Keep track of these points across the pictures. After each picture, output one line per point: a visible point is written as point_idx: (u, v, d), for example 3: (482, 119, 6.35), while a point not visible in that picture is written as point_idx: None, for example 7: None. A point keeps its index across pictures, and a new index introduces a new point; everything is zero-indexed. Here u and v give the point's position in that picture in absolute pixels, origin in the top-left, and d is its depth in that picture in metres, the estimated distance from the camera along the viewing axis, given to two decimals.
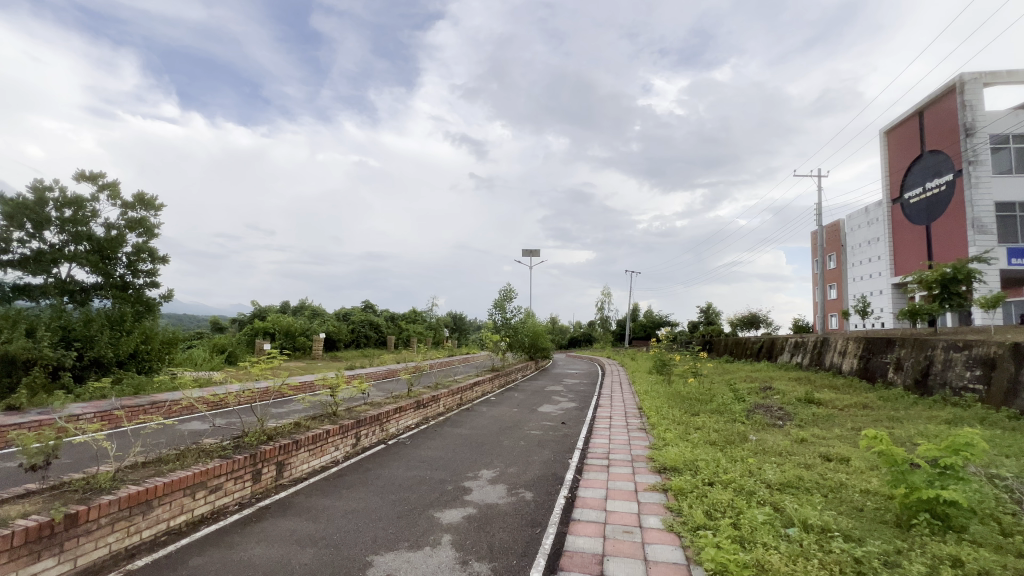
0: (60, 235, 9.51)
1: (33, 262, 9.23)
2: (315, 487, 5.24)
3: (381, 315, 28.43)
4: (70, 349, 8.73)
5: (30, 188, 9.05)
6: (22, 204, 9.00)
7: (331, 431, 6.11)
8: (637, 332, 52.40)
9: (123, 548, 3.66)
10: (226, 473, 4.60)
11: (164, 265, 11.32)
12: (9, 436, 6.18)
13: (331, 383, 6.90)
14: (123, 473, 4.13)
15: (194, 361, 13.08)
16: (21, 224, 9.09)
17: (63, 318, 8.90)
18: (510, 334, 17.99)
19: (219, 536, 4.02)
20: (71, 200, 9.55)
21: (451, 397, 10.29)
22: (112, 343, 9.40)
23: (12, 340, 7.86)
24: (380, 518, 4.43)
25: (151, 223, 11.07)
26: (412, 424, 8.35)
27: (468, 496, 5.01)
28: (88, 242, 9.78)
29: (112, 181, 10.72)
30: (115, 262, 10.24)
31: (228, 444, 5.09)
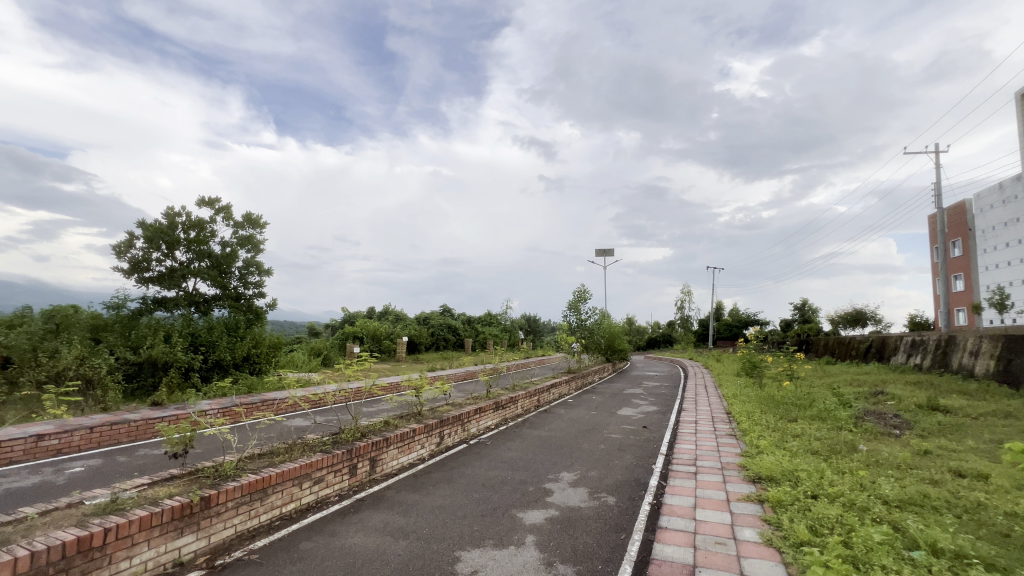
0: (187, 253, 10.94)
1: (167, 278, 10.69)
2: (404, 483, 5.55)
3: (459, 318, 29.44)
4: (197, 352, 10.04)
5: (164, 215, 10.52)
6: (159, 228, 10.49)
7: (418, 430, 6.42)
8: (722, 331, 49.36)
9: (245, 529, 4.14)
10: (327, 466, 5.02)
11: (268, 277, 12.61)
12: (157, 427, 7.23)
13: (415, 383, 7.26)
14: (244, 462, 4.67)
15: (296, 364, 14.42)
16: (158, 246, 10.59)
17: (191, 326, 10.26)
18: (586, 336, 17.78)
19: (323, 523, 4.40)
20: (194, 223, 10.96)
21: (529, 399, 10.39)
22: (230, 347, 10.64)
23: (154, 346, 9.21)
24: (466, 515, 4.59)
25: (257, 239, 12.39)
26: (492, 424, 8.54)
27: (550, 498, 5.03)
28: (209, 258, 11.16)
29: (226, 204, 12.15)
30: (230, 275, 11.58)
31: (328, 440, 5.56)
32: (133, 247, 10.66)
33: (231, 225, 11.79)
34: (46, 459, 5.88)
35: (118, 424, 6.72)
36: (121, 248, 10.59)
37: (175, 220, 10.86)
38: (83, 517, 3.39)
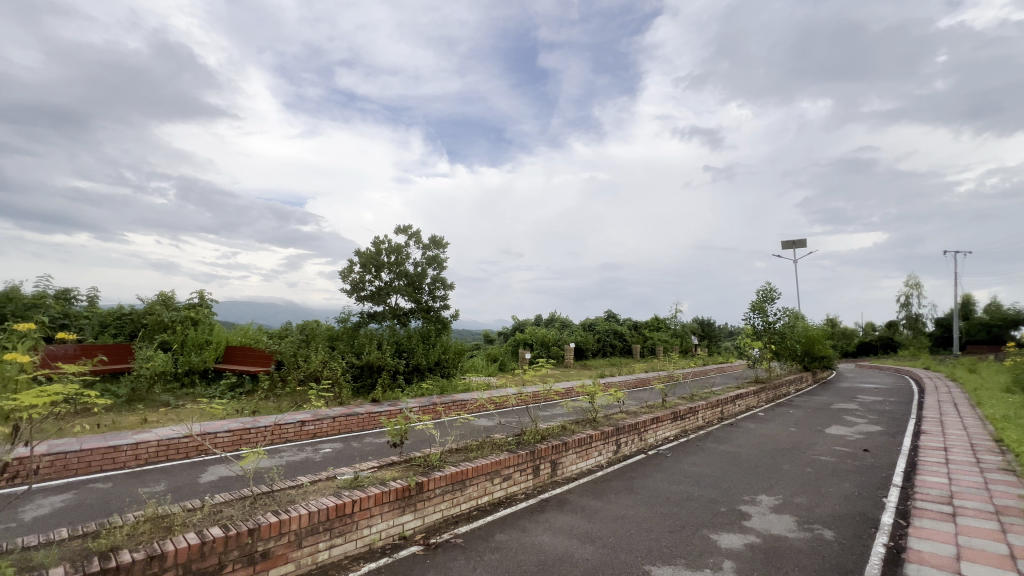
0: (390, 274, 13.02)
1: (376, 295, 12.87)
2: (585, 488, 5.61)
3: (626, 323, 28.77)
4: (402, 358, 11.81)
5: (373, 243, 12.71)
6: (369, 255, 12.75)
7: (594, 436, 6.45)
8: (975, 334, 38.08)
9: (450, 514, 4.70)
10: (514, 465, 5.37)
11: (452, 291, 14.18)
12: (378, 420, 8.72)
13: (589, 390, 7.31)
14: (446, 455, 5.32)
15: (478, 368, 15.85)
16: (369, 269, 12.84)
17: (396, 335, 12.13)
18: (776, 340, 15.57)
19: (514, 518, 4.72)
20: (394, 248, 12.99)
21: (711, 410, 9.55)
22: (425, 353, 12.23)
23: (371, 352, 11.15)
24: (652, 528, 4.43)
25: (441, 258, 14.06)
26: (671, 435, 8.09)
27: (747, 523, 4.53)
28: (406, 277, 13.07)
29: (416, 230, 14.09)
30: (422, 291, 13.34)
31: (513, 440, 5.97)
32: (353, 271, 13.14)
33: (421, 248, 13.62)
34: (308, 440, 7.58)
35: (351, 415, 8.30)
36: (345, 273, 13.12)
37: (380, 247, 13.03)
38: (337, 489, 4.29)
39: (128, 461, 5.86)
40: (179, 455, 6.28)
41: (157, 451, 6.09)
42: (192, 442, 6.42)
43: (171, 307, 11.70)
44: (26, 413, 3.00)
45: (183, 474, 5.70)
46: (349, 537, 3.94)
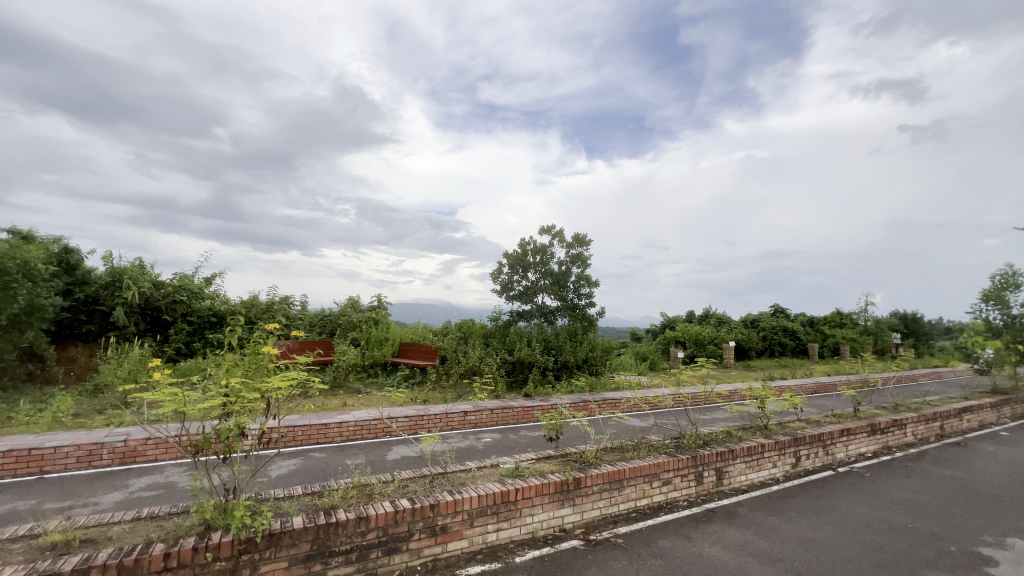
0: (536, 274, 13.46)
1: (524, 295, 13.42)
2: (758, 502, 5.05)
3: (798, 318, 25.05)
4: (550, 355, 12.09)
5: (519, 245, 13.29)
6: (517, 256, 13.36)
7: (767, 445, 5.76)
8: None
9: (609, 513, 4.67)
10: (674, 470, 5.09)
11: (597, 289, 14.06)
12: (531, 414, 9.07)
13: (758, 393, 6.56)
14: (601, 453, 5.29)
15: (626, 367, 15.45)
16: (517, 270, 13.46)
17: (544, 333, 12.47)
18: None
19: (677, 526, 4.48)
20: (539, 248, 13.40)
21: (926, 425, 7.77)
22: (573, 351, 12.33)
23: (521, 349, 11.66)
24: (850, 558, 3.78)
25: (585, 256, 14.05)
26: (867, 452, 6.79)
27: (991, 571, 3.57)
28: (551, 277, 13.35)
29: (559, 229, 14.32)
30: (567, 289, 13.49)
31: (671, 443, 5.67)
32: (502, 272, 13.91)
33: (564, 246, 13.79)
34: (470, 429, 8.25)
35: (506, 408, 8.78)
36: (496, 275, 13.96)
37: (526, 248, 13.55)
38: (501, 476, 4.60)
39: (335, 437, 7.11)
40: (370, 435, 7.40)
41: (354, 430, 7.28)
42: (380, 425, 7.50)
43: (358, 309, 13.94)
44: (274, 393, 3.79)
45: (374, 451, 6.71)
46: (513, 523, 4.18)
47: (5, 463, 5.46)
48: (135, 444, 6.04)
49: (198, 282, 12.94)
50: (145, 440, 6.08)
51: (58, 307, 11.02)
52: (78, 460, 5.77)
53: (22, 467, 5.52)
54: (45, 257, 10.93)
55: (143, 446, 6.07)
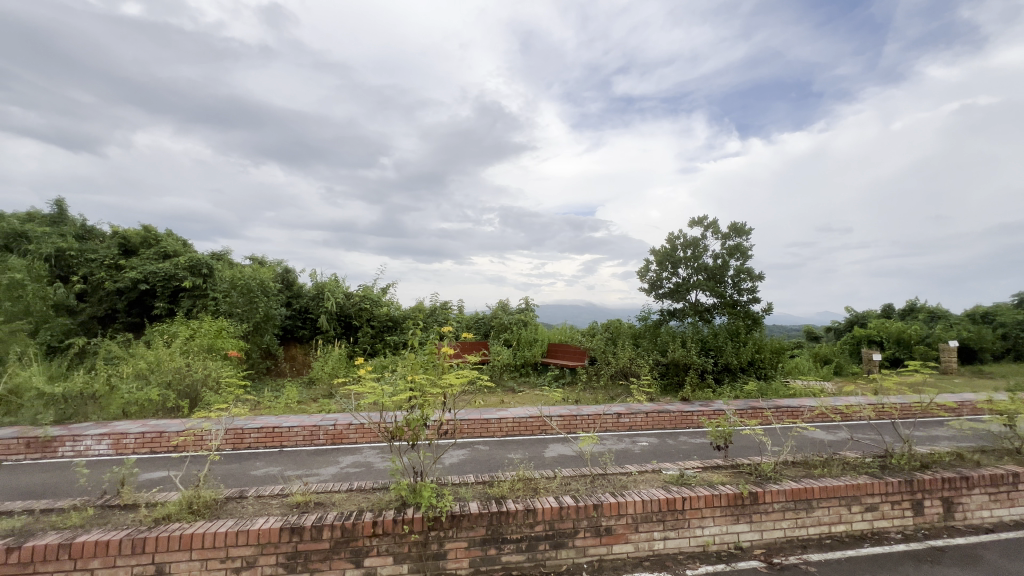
0: (688, 269, 12.59)
1: (675, 292, 12.65)
2: (1012, 548, 3.95)
3: None
4: (709, 356, 11.18)
5: (667, 240, 12.58)
6: (665, 252, 12.68)
7: (1022, 475, 4.47)
8: None
9: (796, 536, 4.13)
10: (881, 494, 4.27)
11: (761, 282, 12.58)
12: (691, 419, 8.49)
13: (1003, 407, 5.12)
14: (782, 467, 4.71)
15: (803, 370, 13.46)
16: (666, 266, 12.76)
17: (700, 333, 11.57)
18: None
19: (889, 562, 3.76)
20: (690, 242, 12.51)
21: None
22: (736, 352, 11.20)
23: (675, 350, 11.01)
24: None
25: (744, 246, 12.69)
26: None
27: None
28: (705, 271, 12.35)
29: (713, 219, 13.18)
30: (725, 284, 12.34)
31: (875, 462, 4.77)
32: (650, 270, 13.32)
33: (719, 238, 12.65)
34: (626, 431, 8.06)
35: (663, 412, 8.37)
36: (643, 273, 13.44)
37: (675, 243, 12.77)
38: (665, 482, 4.41)
39: (496, 432, 7.62)
40: (527, 431, 7.75)
41: (513, 426, 7.70)
42: (536, 423, 7.80)
43: (508, 311, 14.77)
44: (450, 390, 4.23)
45: (533, 448, 7.00)
46: (681, 534, 3.97)
47: (260, 437, 7.10)
48: (342, 428, 7.31)
49: (377, 292, 15.14)
50: (348, 425, 7.32)
51: (283, 316, 13.94)
52: (304, 438, 7.21)
53: (269, 441, 7.10)
54: (273, 277, 13.98)
55: (347, 430, 7.33)
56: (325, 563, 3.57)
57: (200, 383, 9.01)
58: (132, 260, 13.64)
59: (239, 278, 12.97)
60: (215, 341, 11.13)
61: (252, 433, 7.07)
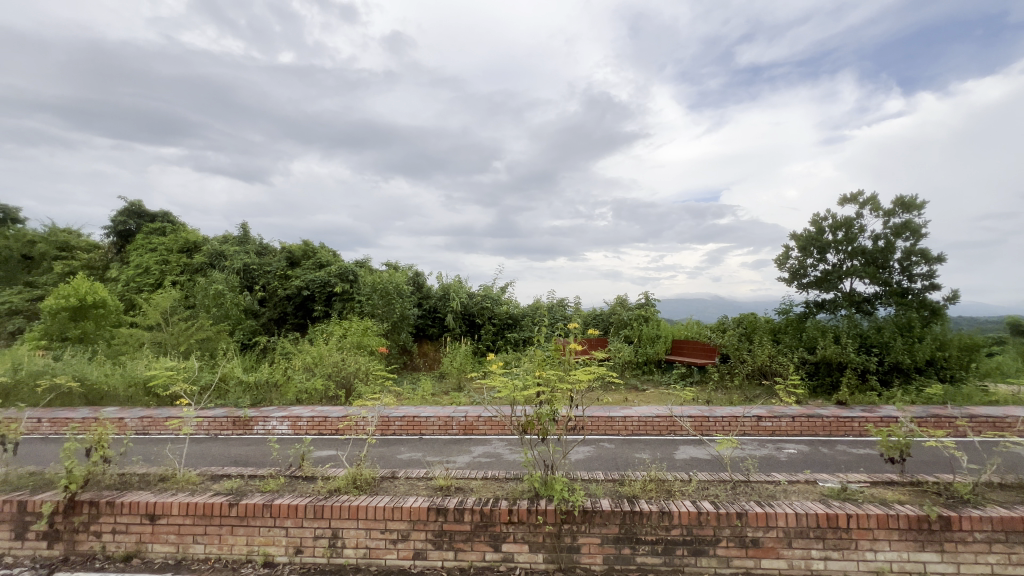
0: (839, 254, 10.95)
1: (824, 281, 11.09)
2: None
3: None
4: (871, 354, 9.64)
5: (811, 222, 11.08)
6: (809, 236, 11.19)
7: None
8: None
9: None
10: None
11: (942, 265, 10.42)
12: (851, 426, 7.39)
13: None
14: (984, 489, 3.87)
15: (1006, 371, 10.88)
16: (811, 252, 11.26)
17: (858, 327, 10.01)
18: None
19: None
20: (841, 222, 10.86)
21: None
22: (908, 349, 9.49)
23: (826, 346, 9.68)
24: None
25: (916, 223, 10.64)
26: None
27: None
28: (863, 255, 10.62)
29: (871, 194, 11.27)
30: (890, 269, 10.49)
31: None
32: (790, 257, 11.88)
33: (881, 215, 10.79)
34: (768, 436, 7.31)
35: (815, 417, 7.41)
36: (781, 261, 12.04)
37: (822, 225, 11.20)
38: (823, 496, 3.91)
39: (621, 430, 7.46)
40: (655, 431, 7.45)
41: (639, 426, 7.47)
42: (664, 423, 7.46)
43: (627, 307, 14.34)
44: (578, 387, 4.27)
45: (662, 448, 6.71)
46: (847, 556, 3.49)
47: (403, 425, 7.90)
48: (472, 419, 7.81)
49: (497, 291, 15.85)
50: (478, 417, 7.80)
51: (416, 315, 15.30)
52: (440, 427, 7.84)
53: (411, 429, 7.86)
54: (406, 280, 15.44)
55: (477, 421, 7.80)
56: (468, 544, 3.86)
57: (353, 375, 10.33)
58: (297, 270, 16.15)
59: (379, 282, 14.59)
60: (362, 338, 12.67)
61: (397, 421, 7.90)
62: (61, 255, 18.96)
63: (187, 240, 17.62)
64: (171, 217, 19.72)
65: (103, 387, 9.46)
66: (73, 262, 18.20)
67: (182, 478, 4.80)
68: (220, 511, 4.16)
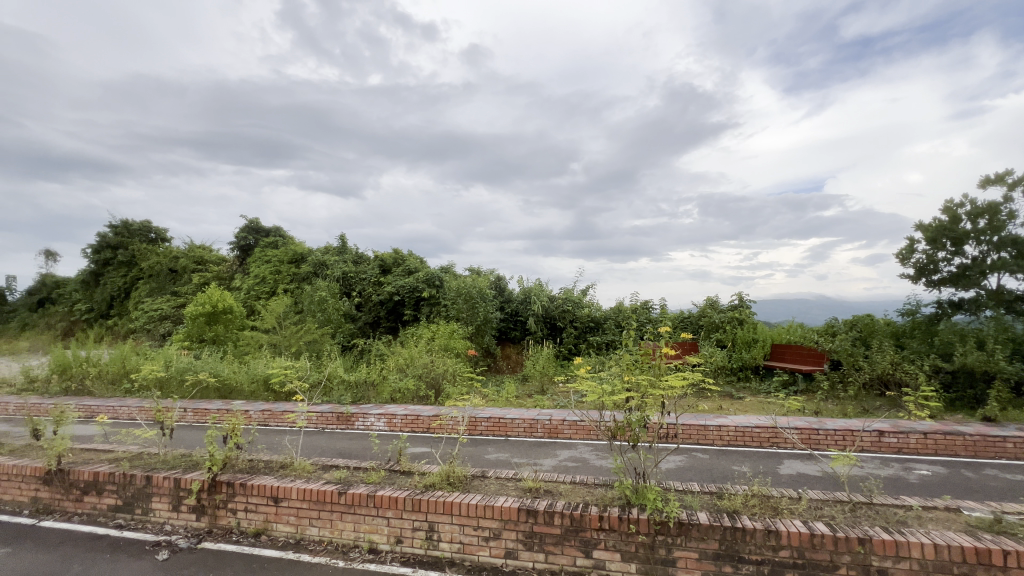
0: (981, 246, 9.41)
1: (961, 277, 9.58)
2: None
3: None
4: None
5: (943, 210, 9.64)
6: (940, 226, 9.73)
7: None
8: None
9: None
10: None
11: None
12: (1002, 446, 6.30)
13: None
14: None
15: None
16: (944, 245, 9.79)
17: (1010, 331, 8.50)
18: None
19: None
20: (983, 208, 9.31)
21: None
22: None
23: (967, 353, 8.35)
24: None
25: None
26: None
27: None
28: (1014, 246, 9.02)
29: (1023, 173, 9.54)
30: None
31: None
32: (916, 251, 10.43)
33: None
34: (892, 455, 6.47)
35: (953, 435, 6.42)
36: (904, 255, 10.62)
37: (957, 212, 9.70)
38: (968, 527, 3.38)
39: (715, 440, 7.02)
40: (755, 443, 6.92)
41: (736, 436, 6.98)
42: (766, 434, 6.91)
43: (718, 309, 13.38)
44: (670, 393, 4.11)
45: (764, 461, 6.22)
46: None
47: (489, 425, 8.12)
48: (557, 422, 7.82)
49: (578, 294, 15.75)
50: (563, 421, 7.80)
51: (499, 319, 15.66)
52: (526, 429, 7.94)
53: (497, 430, 8.05)
54: (488, 284, 15.86)
55: (562, 425, 7.81)
56: (558, 547, 3.86)
57: (441, 376, 10.82)
58: (389, 277, 17.27)
59: (463, 287, 15.14)
60: (449, 341, 13.22)
61: (483, 422, 8.13)
62: (198, 268, 21.99)
63: (295, 252, 19.60)
64: (282, 231, 22.10)
65: (232, 383, 10.83)
66: (207, 274, 21.04)
67: (300, 466, 5.35)
68: (331, 498, 4.57)
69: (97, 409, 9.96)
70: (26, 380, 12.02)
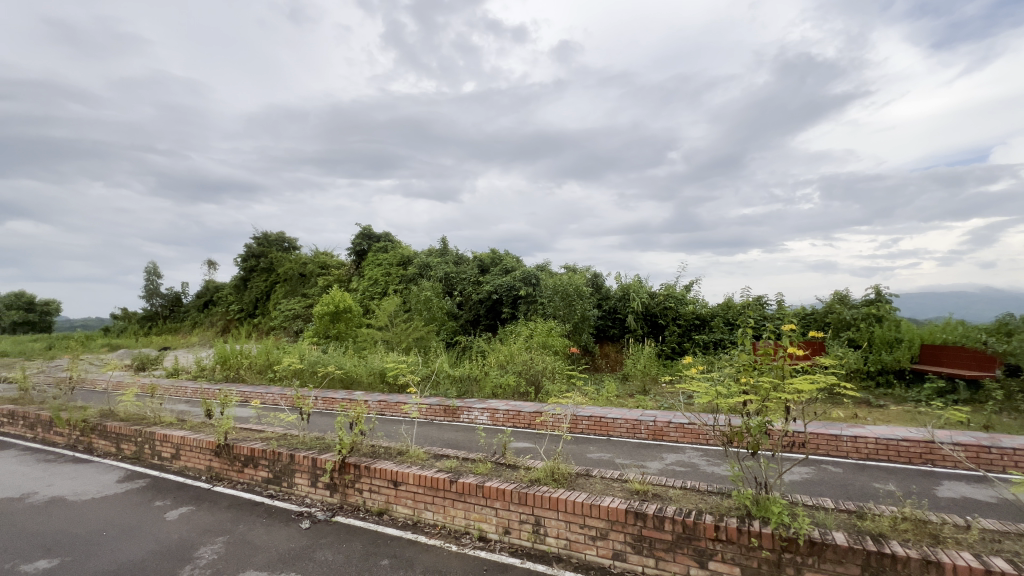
0: None
1: None
2: None
3: None
4: None
5: None
6: None
7: None
8: None
9: None
10: None
11: None
12: None
13: None
14: None
15: None
16: None
17: None
18: None
19: None
20: None
21: None
22: None
23: None
24: None
25: None
26: None
27: None
28: None
29: None
30: None
31: None
32: None
33: None
34: None
35: None
36: None
37: None
38: None
39: (850, 452, 6.22)
40: (902, 458, 6.00)
41: (878, 449, 6.10)
42: (916, 449, 5.95)
43: (850, 304, 11.80)
44: (797, 398, 3.72)
45: (915, 480, 5.37)
46: None
47: (591, 424, 8.03)
48: (662, 425, 7.50)
49: (680, 290, 14.93)
50: (668, 423, 7.46)
51: (597, 316, 15.41)
52: (629, 430, 7.72)
53: (599, 429, 7.94)
54: (585, 282, 15.69)
55: (667, 427, 7.47)
56: (670, 554, 3.71)
57: (540, 373, 10.95)
58: (487, 277, 17.85)
59: (560, 285, 15.12)
60: (547, 338, 13.30)
61: (584, 420, 8.07)
62: (322, 272, 24.72)
63: (403, 256, 21.14)
64: (391, 236, 23.96)
65: (354, 375, 12.02)
66: (330, 277, 23.55)
67: (415, 454, 5.77)
68: (444, 485, 4.86)
69: (250, 395, 11.69)
70: (199, 367, 14.49)
